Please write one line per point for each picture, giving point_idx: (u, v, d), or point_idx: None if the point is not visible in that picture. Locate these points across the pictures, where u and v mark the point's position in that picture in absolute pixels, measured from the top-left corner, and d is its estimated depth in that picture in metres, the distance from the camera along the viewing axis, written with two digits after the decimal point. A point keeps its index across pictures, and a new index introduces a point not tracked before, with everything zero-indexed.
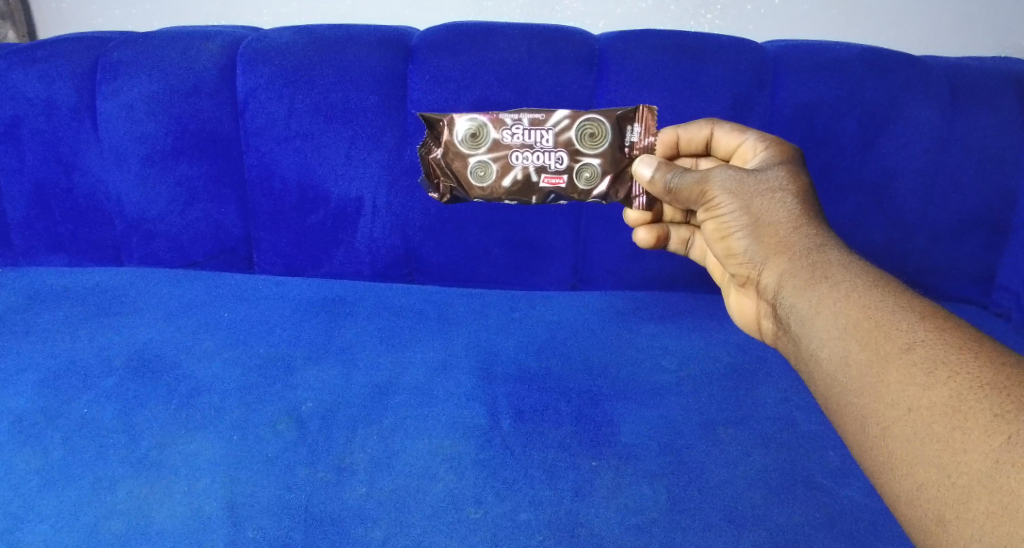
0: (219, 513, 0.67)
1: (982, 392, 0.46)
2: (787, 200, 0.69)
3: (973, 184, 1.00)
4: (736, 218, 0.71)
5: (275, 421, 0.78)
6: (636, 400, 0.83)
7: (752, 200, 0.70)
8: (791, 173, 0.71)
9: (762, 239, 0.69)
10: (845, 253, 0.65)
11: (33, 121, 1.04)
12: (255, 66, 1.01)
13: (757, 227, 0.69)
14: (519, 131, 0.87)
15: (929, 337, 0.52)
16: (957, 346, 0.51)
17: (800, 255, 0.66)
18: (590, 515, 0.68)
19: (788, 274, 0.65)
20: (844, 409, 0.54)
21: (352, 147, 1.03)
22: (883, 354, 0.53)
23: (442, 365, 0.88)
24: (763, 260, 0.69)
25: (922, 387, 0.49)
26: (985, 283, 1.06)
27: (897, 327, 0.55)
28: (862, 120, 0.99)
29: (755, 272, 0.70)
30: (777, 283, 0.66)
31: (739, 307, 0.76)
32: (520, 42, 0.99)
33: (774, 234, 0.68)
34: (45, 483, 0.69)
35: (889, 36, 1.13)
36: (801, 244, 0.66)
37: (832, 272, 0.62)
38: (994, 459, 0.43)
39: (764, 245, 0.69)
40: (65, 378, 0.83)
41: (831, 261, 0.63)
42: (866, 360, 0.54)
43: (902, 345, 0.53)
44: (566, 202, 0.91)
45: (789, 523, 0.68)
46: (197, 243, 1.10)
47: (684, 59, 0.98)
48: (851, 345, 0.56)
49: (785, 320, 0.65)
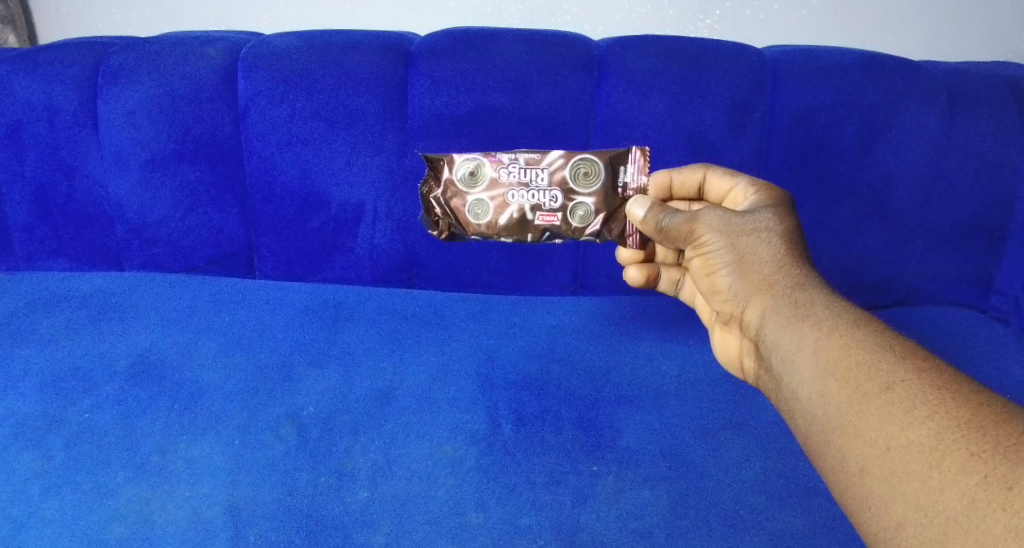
0: (221, 518, 0.66)
1: (961, 432, 0.47)
2: (772, 240, 0.69)
3: (965, 192, 1.02)
4: (721, 255, 0.71)
5: (277, 425, 0.77)
6: (638, 405, 0.83)
7: (737, 239, 0.70)
8: (779, 213, 0.72)
9: (746, 276, 0.69)
10: (827, 291, 0.65)
11: (33, 125, 1.03)
12: (255, 71, 1.01)
13: (740, 264, 0.70)
14: (514, 170, 0.91)
15: (909, 376, 0.53)
16: (937, 385, 0.51)
17: (782, 293, 0.66)
18: (594, 520, 0.68)
19: (770, 310, 0.66)
20: (822, 446, 0.55)
21: (352, 152, 1.03)
22: (863, 392, 0.54)
23: (445, 370, 0.88)
24: (746, 297, 0.69)
25: (900, 426, 0.50)
26: (983, 287, 1.07)
27: (877, 366, 0.55)
28: (858, 128, 1.00)
29: (738, 309, 0.71)
30: (760, 320, 0.67)
31: (722, 343, 0.75)
32: (521, 47, 1.00)
33: (758, 271, 0.68)
34: (45, 488, 0.69)
35: (885, 42, 1.14)
36: (783, 282, 0.67)
37: (814, 311, 0.63)
38: (970, 498, 0.44)
39: (748, 282, 0.69)
40: (66, 383, 0.82)
41: (813, 299, 0.64)
42: (846, 399, 0.54)
43: (882, 384, 0.53)
44: (560, 240, 0.94)
45: (790, 527, 0.68)
46: (197, 249, 1.10)
47: (683, 66, 0.99)
48: (831, 383, 0.56)
49: (766, 358, 0.65)
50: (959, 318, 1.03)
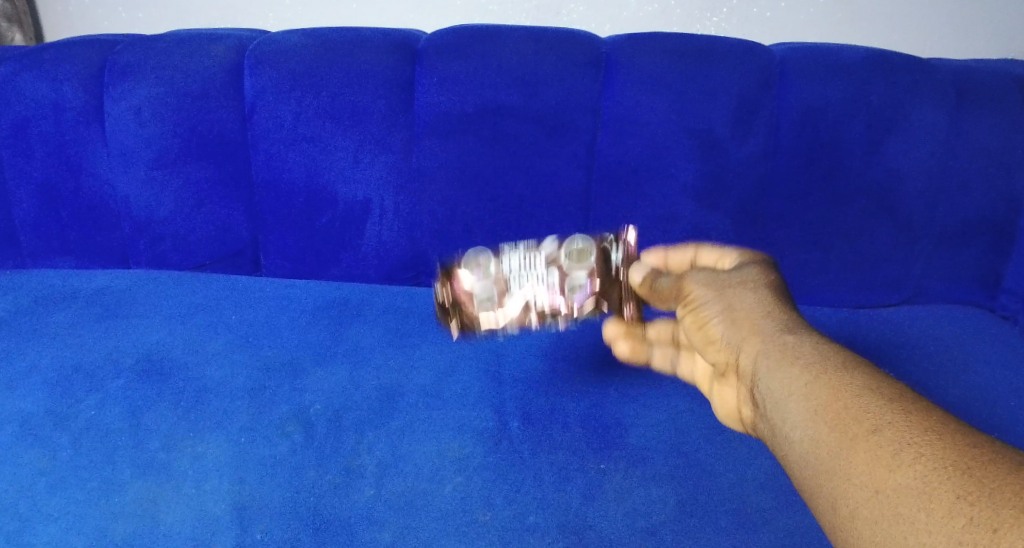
0: (227, 516, 0.67)
1: (948, 474, 0.43)
2: (758, 290, 0.68)
3: (977, 190, 1.01)
4: (709, 302, 0.69)
5: (283, 423, 0.78)
6: (644, 404, 0.83)
7: (724, 290, 0.69)
8: (768, 270, 0.71)
9: (734, 322, 0.66)
10: (818, 337, 0.61)
11: (40, 124, 1.04)
12: (261, 69, 1.01)
13: (726, 309, 0.67)
14: (510, 264, 0.80)
15: (895, 419, 0.49)
16: (925, 428, 0.47)
17: (769, 338, 0.62)
18: (600, 519, 0.67)
19: (759, 357, 0.62)
20: (813, 493, 0.50)
21: (359, 150, 1.03)
22: (850, 436, 0.50)
23: (450, 368, 0.88)
24: (736, 343, 0.65)
25: (888, 469, 0.46)
26: (993, 286, 1.06)
27: (865, 409, 0.51)
28: (868, 125, 0.99)
29: (730, 358, 0.66)
30: (750, 367, 0.62)
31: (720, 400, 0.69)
32: (526, 46, 0.99)
33: (745, 317, 0.65)
34: (52, 485, 0.70)
35: (894, 40, 1.13)
36: (770, 327, 0.63)
37: (801, 354, 0.59)
38: (958, 541, 0.40)
39: (736, 328, 0.66)
40: (73, 380, 0.83)
41: (802, 343, 0.60)
42: (834, 442, 0.50)
43: (868, 427, 0.49)
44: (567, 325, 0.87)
45: (799, 527, 0.67)
46: (204, 246, 1.10)
47: (690, 63, 0.98)
48: (818, 426, 0.52)
49: (760, 407, 0.60)
50: (970, 317, 1.02)
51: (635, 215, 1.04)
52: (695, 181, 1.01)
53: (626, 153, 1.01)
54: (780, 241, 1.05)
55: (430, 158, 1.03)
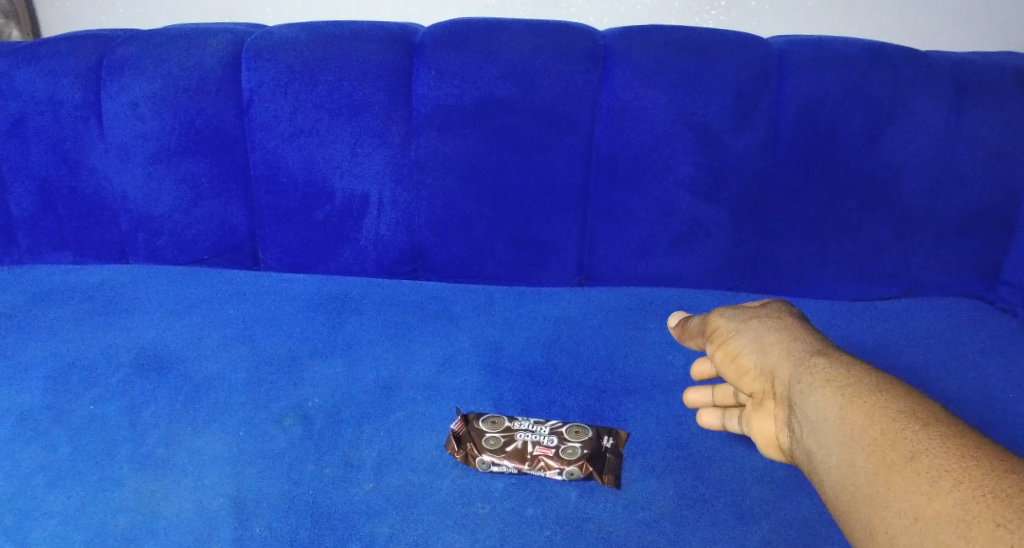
0: (225, 509, 0.66)
1: (986, 501, 0.44)
2: (783, 324, 0.73)
3: (976, 182, 1.00)
4: (746, 343, 0.72)
5: (281, 417, 0.78)
6: (643, 397, 0.83)
7: (752, 324, 0.74)
8: (793, 314, 0.76)
9: (763, 349, 0.70)
10: (849, 364, 0.63)
11: (37, 119, 1.04)
12: (259, 63, 1.01)
13: (765, 348, 0.70)
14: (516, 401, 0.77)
15: (933, 446, 0.50)
16: (961, 453, 0.49)
17: (800, 363, 0.65)
18: (598, 511, 0.67)
19: (793, 380, 0.64)
20: (852, 518, 0.51)
21: (357, 143, 1.03)
22: (889, 462, 0.51)
23: (448, 361, 0.88)
24: (768, 368, 0.68)
25: (927, 496, 0.47)
26: (992, 278, 1.06)
27: (901, 434, 0.52)
28: (867, 117, 0.98)
29: (761, 382, 0.68)
30: (785, 392, 0.64)
31: (753, 428, 0.70)
32: (523, 38, 0.99)
33: (774, 347, 0.69)
34: (50, 480, 0.69)
35: (893, 33, 1.13)
36: (799, 354, 0.66)
37: (835, 377, 0.61)
38: None
39: (766, 355, 0.69)
40: (72, 376, 0.83)
41: (834, 367, 0.63)
42: (873, 469, 0.51)
43: (906, 453, 0.51)
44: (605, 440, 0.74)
45: (800, 517, 0.67)
46: (202, 240, 1.10)
47: (689, 56, 0.98)
48: (856, 451, 0.53)
49: (796, 430, 0.61)
50: (969, 309, 1.02)
51: (634, 208, 1.04)
52: (693, 174, 1.01)
53: (624, 146, 1.01)
54: (779, 233, 1.05)
55: (428, 152, 1.03)
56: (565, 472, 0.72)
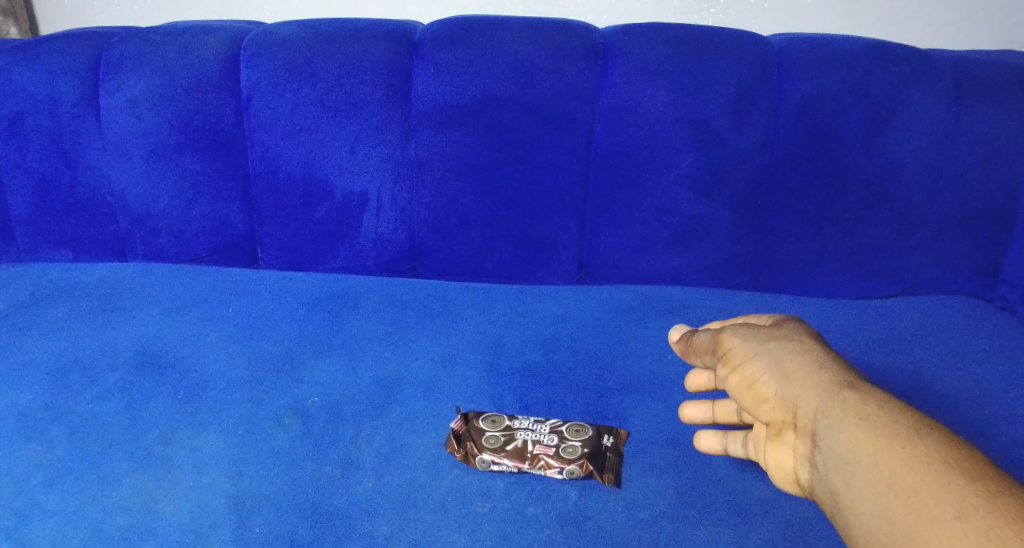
0: (225, 508, 0.66)
1: None
2: (810, 348, 0.60)
3: (976, 180, 1.00)
4: (766, 368, 0.60)
5: (280, 415, 0.77)
6: (643, 395, 0.82)
7: (770, 344, 0.62)
8: (816, 336, 0.64)
9: (788, 375, 0.57)
10: (884, 396, 0.52)
11: (35, 117, 1.03)
12: (257, 60, 1.01)
13: (788, 373, 0.58)
14: (526, 420, 0.77)
15: (981, 502, 0.40)
16: (1017, 515, 0.38)
17: (829, 392, 0.53)
18: (600, 510, 0.67)
19: (821, 412, 0.52)
20: None
21: (356, 141, 1.03)
22: (930, 518, 0.40)
23: (448, 360, 0.87)
24: (791, 395, 0.56)
25: None
26: (991, 277, 1.06)
27: (942, 485, 0.41)
28: (867, 115, 0.98)
29: (784, 413, 0.56)
30: (812, 425, 0.52)
31: (773, 463, 0.58)
32: (523, 36, 0.99)
33: (801, 372, 0.57)
34: (48, 480, 0.69)
35: (892, 31, 1.12)
36: (830, 382, 0.54)
37: (868, 411, 0.49)
38: None
39: (790, 381, 0.57)
40: (70, 374, 0.83)
41: (866, 398, 0.51)
42: (911, 526, 0.41)
43: (949, 510, 0.40)
44: (597, 459, 0.72)
45: (799, 516, 0.67)
46: (201, 238, 1.10)
47: (688, 54, 0.98)
48: (891, 501, 0.43)
49: (822, 471, 0.50)
50: (969, 307, 1.02)
51: (634, 206, 1.04)
52: (693, 172, 1.01)
53: (624, 144, 1.01)
54: (779, 232, 1.05)
55: (427, 150, 1.03)
56: (565, 471, 0.71)
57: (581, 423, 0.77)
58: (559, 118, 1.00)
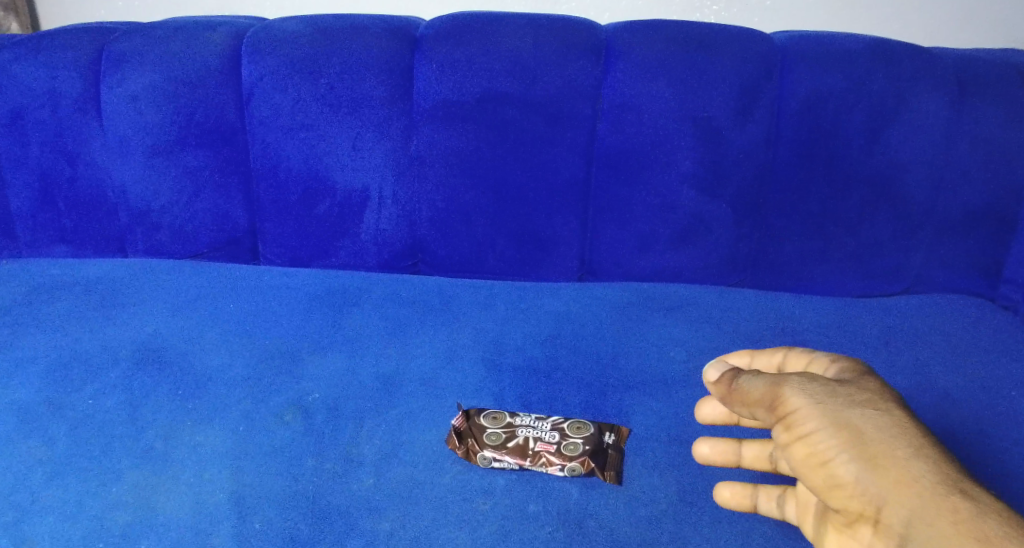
0: (225, 505, 0.66)
1: None
2: (867, 401, 0.54)
3: (979, 179, 1.00)
4: (855, 460, 0.51)
5: (281, 412, 0.77)
6: (644, 392, 0.82)
7: (854, 423, 0.52)
8: (859, 371, 0.59)
9: (862, 452, 0.51)
10: (960, 477, 0.50)
11: (36, 112, 1.03)
12: (259, 57, 1.00)
13: (871, 456, 0.51)
14: (527, 417, 0.77)
15: None
16: None
17: (910, 483, 0.49)
18: (601, 508, 0.67)
19: (907, 509, 0.48)
20: None
21: (357, 138, 1.02)
22: None
23: (448, 356, 0.87)
24: (866, 482, 0.50)
25: None
26: (994, 276, 1.05)
27: None
28: (870, 113, 0.98)
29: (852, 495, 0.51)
30: (892, 521, 0.49)
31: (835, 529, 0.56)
32: (525, 33, 0.98)
33: (877, 449, 0.51)
34: (48, 476, 0.69)
35: (895, 29, 1.12)
36: (907, 466, 0.50)
37: (957, 513, 0.47)
38: None
39: (872, 467, 0.50)
40: (70, 370, 0.83)
41: (949, 492, 0.48)
42: None
43: None
44: (598, 458, 0.72)
45: None
46: (202, 235, 1.10)
47: (690, 51, 0.98)
48: None
49: None
50: (971, 306, 1.01)
51: (636, 203, 1.03)
52: (696, 169, 1.01)
53: (626, 141, 1.01)
54: (781, 230, 1.04)
55: (428, 146, 1.02)
56: (566, 468, 0.71)
57: (582, 421, 0.77)
58: (561, 115, 0.99)
